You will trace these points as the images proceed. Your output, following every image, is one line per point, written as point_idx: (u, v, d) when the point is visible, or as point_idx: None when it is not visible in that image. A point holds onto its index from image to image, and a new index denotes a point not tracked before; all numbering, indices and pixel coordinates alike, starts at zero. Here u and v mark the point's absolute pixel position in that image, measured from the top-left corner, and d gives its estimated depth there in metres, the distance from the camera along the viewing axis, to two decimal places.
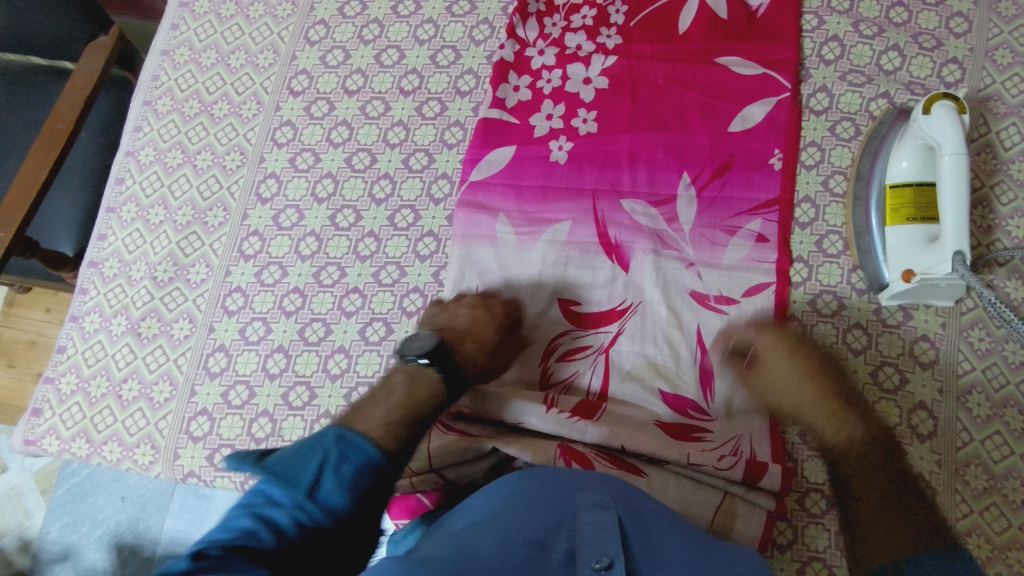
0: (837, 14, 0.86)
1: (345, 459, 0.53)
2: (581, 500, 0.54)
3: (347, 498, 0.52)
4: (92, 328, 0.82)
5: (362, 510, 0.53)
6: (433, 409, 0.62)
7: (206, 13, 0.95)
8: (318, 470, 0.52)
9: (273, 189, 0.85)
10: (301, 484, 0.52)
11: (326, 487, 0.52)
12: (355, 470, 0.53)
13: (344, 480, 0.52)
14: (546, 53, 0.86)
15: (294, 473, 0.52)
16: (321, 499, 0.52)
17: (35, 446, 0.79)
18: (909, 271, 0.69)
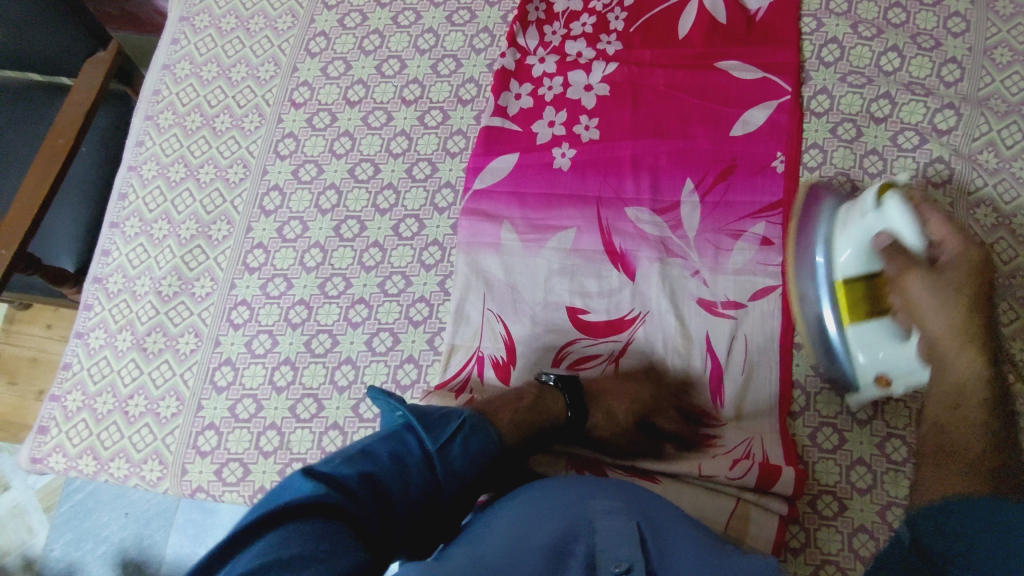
0: (836, 16, 0.86)
1: (475, 433, 0.59)
2: (593, 506, 0.54)
3: (465, 465, 0.58)
4: (97, 344, 0.82)
5: (471, 480, 0.58)
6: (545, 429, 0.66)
7: (206, 27, 0.95)
8: (452, 432, 0.58)
9: (277, 201, 0.85)
10: (437, 434, 0.58)
11: (454, 446, 0.58)
12: (480, 446, 0.59)
13: (469, 451, 0.58)
14: (546, 61, 0.87)
15: (434, 423, 0.58)
16: (447, 458, 0.57)
17: (41, 464, 0.78)
18: (882, 377, 0.66)
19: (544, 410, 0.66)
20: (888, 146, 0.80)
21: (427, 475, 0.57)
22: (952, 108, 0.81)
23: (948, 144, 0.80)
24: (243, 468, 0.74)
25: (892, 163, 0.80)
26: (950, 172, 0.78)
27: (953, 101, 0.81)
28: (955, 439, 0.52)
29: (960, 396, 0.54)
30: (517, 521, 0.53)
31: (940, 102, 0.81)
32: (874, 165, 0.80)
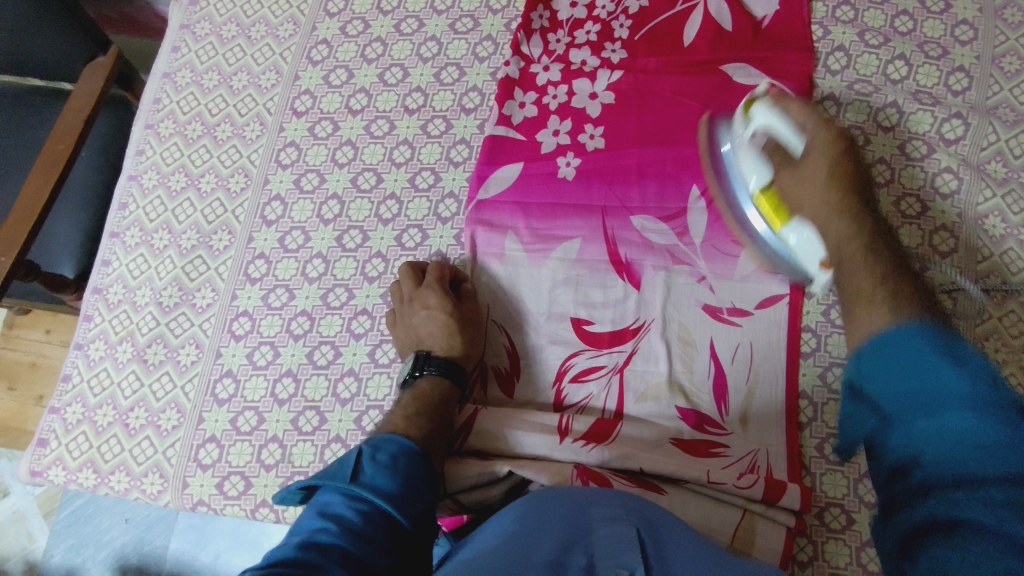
0: (842, 24, 0.86)
1: (380, 449, 0.59)
2: (594, 515, 0.53)
3: (391, 479, 0.57)
4: (98, 355, 0.81)
5: (409, 489, 0.57)
6: (439, 397, 0.69)
7: (207, 35, 0.94)
8: (357, 462, 0.58)
9: (278, 211, 0.84)
10: (345, 475, 0.56)
11: (367, 473, 0.57)
12: (391, 456, 0.59)
13: (383, 465, 0.58)
14: (550, 68, 0.86)
15: (339, 471, 0.57)
16: (366, 483, 0.56)
17: (41, 477, 0.78)
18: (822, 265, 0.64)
19: (414, 393, 0.68)
20: (896, 156, 0.80)
21: (367, 511, 0.54)
22: (959, 117, 0.80)
23: (956, 154, 0.79)
24: (245, 481, 0.73)
25: (899, 172, 0.79)
26: (957, 182, 0.78)
27: (960, 110, 0.80)
28: (862, 283, 0.55)
29: (846, 249, 0.59)
30: (520, 525, 0.53)
31: (947, 112, 0.81)
32: (881, 174, 0.79)
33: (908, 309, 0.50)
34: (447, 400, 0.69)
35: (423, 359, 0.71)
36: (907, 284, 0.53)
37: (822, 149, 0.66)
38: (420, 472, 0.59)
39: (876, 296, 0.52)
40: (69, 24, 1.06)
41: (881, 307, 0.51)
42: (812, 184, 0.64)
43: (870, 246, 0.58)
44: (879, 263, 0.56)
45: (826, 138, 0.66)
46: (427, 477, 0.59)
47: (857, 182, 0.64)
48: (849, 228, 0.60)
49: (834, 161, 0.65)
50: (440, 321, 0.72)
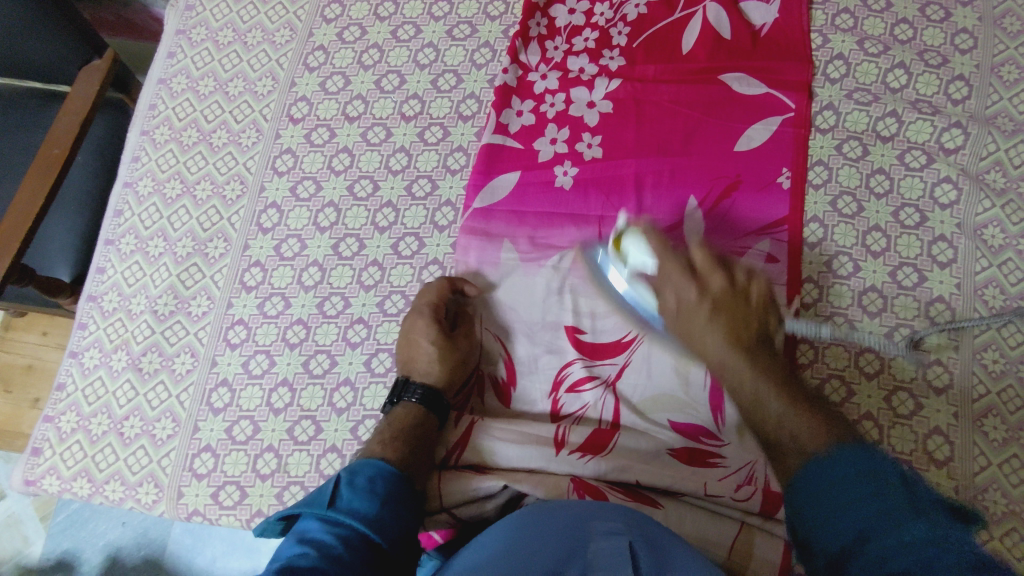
0: (842, 32, 0.85)
1: (357, 474, 0.58)
2: (593, 527, 0.53)
3: (370, 501, 0.56)
4: (92, 364, 0.80)
5: (389, 510, 0.56)
6: (418, 426, 0.67)
7: (203, 40, 0.94)
8: (334, 487, 0.57)
9: (275, 219, 0.84)
10: (322, 501, 0.55)
11: (345, 498, 0.56)
12: (369, 479, 0.58)
13: (361, 488, 0.57)
14: (548, 77, 0.85)
15: (315, 499, 0.56)
16: (344, 508, 0.55)
17: (34, 486, 0.77)
18: None
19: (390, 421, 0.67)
20: (895, 165, 0.79)
21: (346, 535, 0.53)
22: (959, 127, 0.80)
23: (955, 164, 0.79)
24: (240, 491, 0.73)
25: (898, 182, 0.79)
26: (957, 192, 0.77)
27: (960, 120, 0.80)
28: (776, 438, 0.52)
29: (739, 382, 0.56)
30: (518, 537, 0.53)
31: (947, 121, 0.80)
32: (880, 184, 0.79)
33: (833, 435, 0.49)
34: (425, 428, 0.68)
35: (401, 386, 0.70)
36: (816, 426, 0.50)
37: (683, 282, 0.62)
38: (399, 494, 0.58)
39: (791, 432, 0.51)
40: (65, 24, 1.04)
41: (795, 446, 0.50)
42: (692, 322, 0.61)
43: (771, 380, 0.55)
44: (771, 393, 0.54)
45: (698, 298, 0.61)
46: (405, 499, 0.58)
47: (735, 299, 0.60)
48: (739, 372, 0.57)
49: (712, 313, 0.59)
50: (422, 347, 0.72)
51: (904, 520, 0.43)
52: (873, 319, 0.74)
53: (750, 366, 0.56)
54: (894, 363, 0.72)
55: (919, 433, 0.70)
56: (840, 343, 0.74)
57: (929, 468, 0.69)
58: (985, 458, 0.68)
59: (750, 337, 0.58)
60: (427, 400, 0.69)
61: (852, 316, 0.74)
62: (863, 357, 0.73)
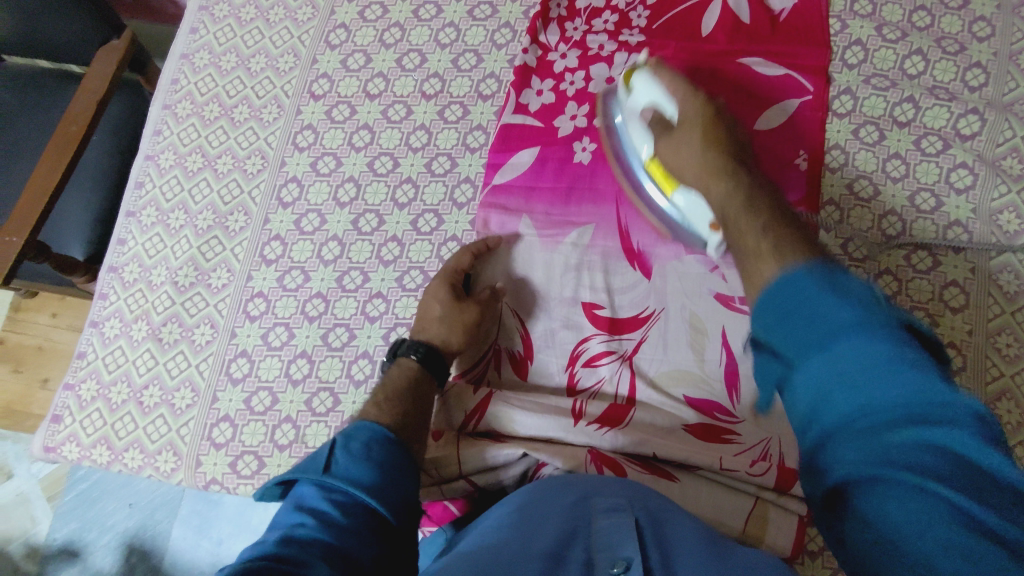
0: (861, 18, 0.86)
1: (353, 438, 0.56)
2: (596, 506, 0.53)
3: (365, 466, 0.54)
4: (113, 333, 0.81)
5: (387, 474, 0.55)
6: (409, 388, 0.67)
7: (225, 16, 0.95)
8: (330, 452, 0.55)
9: (295, 193, 0.84)
10: (318, 467, 0.54)
11: (340, 463, 0.54)
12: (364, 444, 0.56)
13: (355, 454, 0.55)
14: (568, 56, 0.86)
15: (312, 466, 0.55)
16: (339, 473, 0.53)
17: (54, 453, 0.78)
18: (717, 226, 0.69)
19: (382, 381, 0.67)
20: (912, 150, 0.80)
21: (344, 502, 0.52)
22: (976, 113, 0.80)
23: (972, 150, 0.79)
24: (258, 460, 0.74)
25: (914, 167, 0.79)
26: (973, 177, 0.78)
27: (977, 106, 0.81)
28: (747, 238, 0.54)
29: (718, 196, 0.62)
30: (520, 515, 0.53)
31: (964, 107, 0.81)
32: (897, 169, 0.79)
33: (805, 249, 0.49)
34: (418, 386, 0.68)
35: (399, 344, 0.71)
36: (780, 234, 0.52)
37: (690, 119, 0.70)
38: (397, 457, 0.56)
39: (773, 243, 0.51)
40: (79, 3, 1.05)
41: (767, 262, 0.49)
42: (687, 149, 0.68)
43: (747, 201, 0.59)
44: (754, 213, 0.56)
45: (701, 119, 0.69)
46: (403, 464, 0.56)
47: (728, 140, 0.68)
48: (717, 189, 0.63)
49: (701, 135, 0.68)
50: (428, 304, 0.73)
51: (872, 346, 0.40)
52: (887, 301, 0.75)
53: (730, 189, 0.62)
54: None
55: None
56: None
57: None
58: None
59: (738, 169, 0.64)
60: (423, 358, 0.69)
61: None
62: None
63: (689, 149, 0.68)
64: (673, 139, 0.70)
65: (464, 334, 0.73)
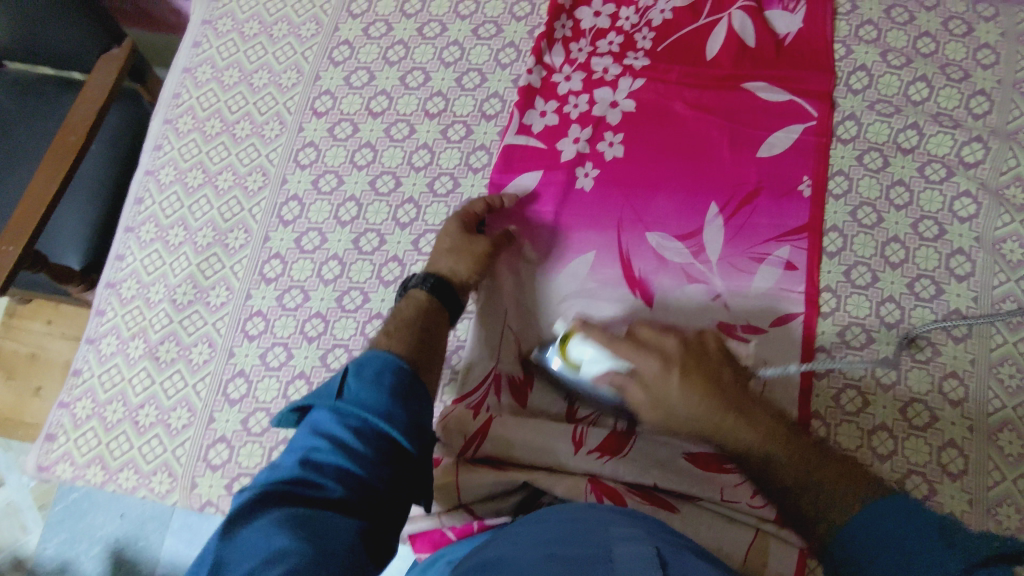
0: (865, 43, 0.86)
1: (363, 365, 0.58)
2: (615, 534, 0.52)
3: (375, 393, 0.56)
4: (109, 351, 0.80)
5: (397, 399, 0.57)
6: (426, 319, 0.68)
7: (228, 31, 0.94)
8: (341, 378, 0.58)
9: (296, 211, 0.84)
10: (330, 393, 0.57)
11: (350, 389, 0.57)
12: (374, 371, 0.58)
13: (366, 379, 0.57)
14: (572, 78, 0.86)
15: (326, 392, 0.58)
16: (349, 399, 0.57)
17: (48, 472, 0.77)
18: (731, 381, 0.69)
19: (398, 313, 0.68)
20: (915, 178, 0.80)
21: (356, 427, 0.55)
22: (979, 141, 0.80)
23: (975, 178, 0.79)
24: None
25: (918, 195, 0.79)
26: (976, 206, 0.78)
27: (980, 134, 0.81)
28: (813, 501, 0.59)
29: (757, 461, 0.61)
30: (546, 540, 0.52)
31: (968, 135, 0.81)
32: (900, 196, 0.79)
33: (854, 489, 0.58)
34: (431, 317, 0.69)
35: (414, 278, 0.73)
36: (829, 471, 0.59)
37: (660, 378, 0.62)
38: (409, 386, 0.58)
39: (830, 502, 0.58)
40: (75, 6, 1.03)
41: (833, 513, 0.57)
42: (680, 410, 0.62)
43: (782, 445, 0.61)
44: (787, 460, 0.60)
45: (663, 368, 0.63)
46: (414, 390, 0.58)
47: (712, 375, 0.63)
48: (757, 440, 0.61)
49: (683, 381, 0.62)
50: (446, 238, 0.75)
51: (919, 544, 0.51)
52: (890, 330, 0.74)
53: (762, 443, 0.61)
54: (910, 374, 0.72)
55: (935, 445, 0.70)
56: (857, 352, 0.74)
57: (942, 481, 0.69)
58: (1000, 473, 0.69)
59: (732, 397, 0.62)
60: (434, 289, 0.70)
61: (870, 326, 0.75)
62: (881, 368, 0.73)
63: (686, 412, 0.62)
64: (661, 410, 0.63)
65: (474, 265, 0.74)
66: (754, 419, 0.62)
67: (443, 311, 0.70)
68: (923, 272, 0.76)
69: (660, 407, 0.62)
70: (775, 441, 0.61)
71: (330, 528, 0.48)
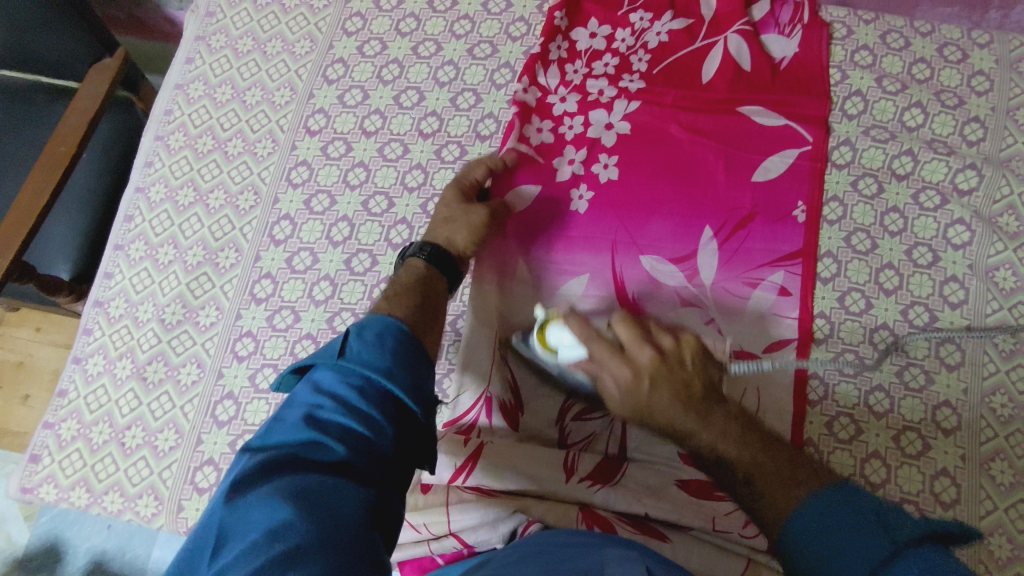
0: (861, 69, 0.86)
1: (366, 327, 0.57)
2: (608, 553, 0.50)
3: (379, 352, 0.55)
4: (96, 371, 0.79)
5: (401, 358, 0.55)
6: (425, 285, 0.68)
7: (222, 47, 0.93)
8: (343, 338, 0.56)
9: (288, 231, 0.83)
10: (332, 352, 0.55)
11: (353, 348, 0.55)
12: (378, 331, 0.56)
13: (370, 339, 0.55)
14: (567, 98, 0.85)
15: (329, 351, 0.56)
16: (353, 358, 0.54)
17: (31, 494, 0.76)
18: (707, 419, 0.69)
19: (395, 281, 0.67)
20: (909, 205, 0.80)
21: (360, 385, 0.53)
22: (974, 168, 0.80)
23: (969, 205, 0.79)
24: None
25: (912, 221, 0.79)
26: (970, 234, 0.78)
27: (975, 162, 0.81)
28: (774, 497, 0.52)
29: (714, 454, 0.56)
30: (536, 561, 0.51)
31: (962, 162, 0.81)
32: (895, 223, 0.79)
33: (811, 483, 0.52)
34: (428, 282, 0.69)
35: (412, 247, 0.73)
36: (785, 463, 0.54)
37: (633, 367, 0.59)
38: (412, 347, 0.57)
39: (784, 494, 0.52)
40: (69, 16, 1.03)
41: (776, 498, 0.52)
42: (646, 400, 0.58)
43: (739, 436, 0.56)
44: (744, 450, 0.55)
45: (633, 380, 0.59)
46: (417, 353, 0.57)
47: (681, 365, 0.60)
48: (718, 430, 0.56)
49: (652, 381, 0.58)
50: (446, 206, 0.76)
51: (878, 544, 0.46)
52: (884, 357, 0.74)
53: (716, 434, 0.56)
54: (903, 403, 0.72)
55: (927, 474, 0.70)
56: (850, 380, 0.73)
57: (935, 510, 0.69)
58: (991, 503, 0.68)
59: (700, 398, 0.58)
60: (432, 257, 0.71)
61: (863, 353, 0.74)
62: (873, 396, 0.73)
63: (649, 404, 0.58)
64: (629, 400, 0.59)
65: (471, 235, 0.75)
66: (718, 410, 0.57)
67: (442, 278, 0.71)
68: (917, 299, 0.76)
69: (622, 395, 0.59)
70: (737, 433, 0.56)
71: (341, 496, 0.45)
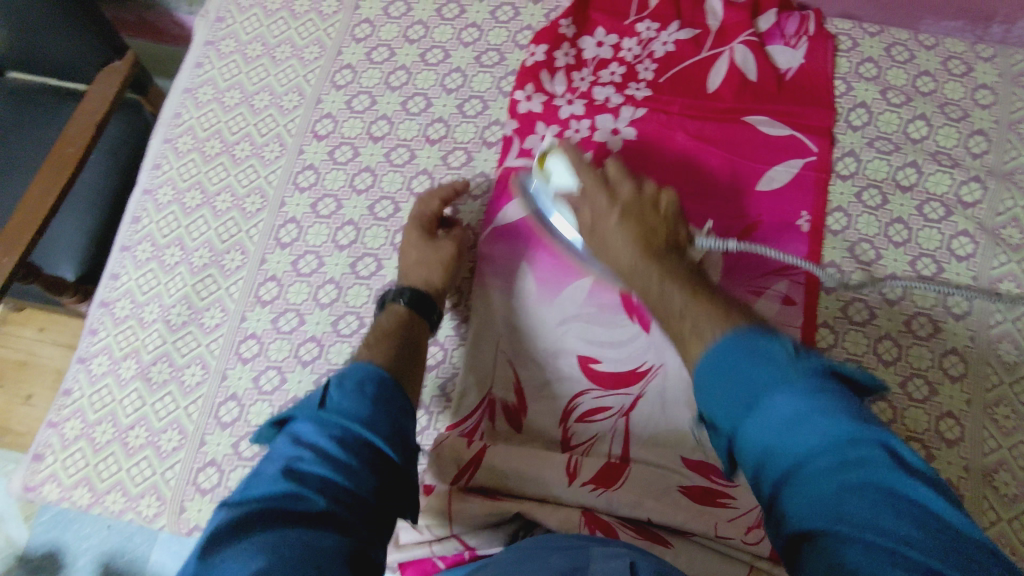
0: (866, 81, 0.86)
1: (347, 376, 0.57)
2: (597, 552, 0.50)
3: (359, 403, 0.55)
4: (100, 371, 0.80)
5: (381, 409, 0.56)
6: (405, 331, 0.68)
7: (231, 52, 0.94)
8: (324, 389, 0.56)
9: (294, 233, 0.83)
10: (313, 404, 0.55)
11: (333, 399, 0.55)
12: (357, 381, 0.57)
13: (351, 390, 0.56)
14: (574, 104, 0.86)
15: (308, 403, 0.56)
16: (333, 409, 0.55)
17: (34, 492, 0.76)
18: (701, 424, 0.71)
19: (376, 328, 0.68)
20: (914, 216, 0.80)
21: (339, 435, 0.53)
22: (977, 181, 0.81)
23: (973, 217, 0.80)
24: None
25: (917, 232, 0.79)
26: (974, 245, 0.78)
27: (978, 174, 0.81)
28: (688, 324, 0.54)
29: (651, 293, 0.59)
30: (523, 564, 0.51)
31: (966, 175, 0.81)
32: (899, 233, 0.79)
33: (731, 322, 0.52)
34: (408, 326, 0.69)
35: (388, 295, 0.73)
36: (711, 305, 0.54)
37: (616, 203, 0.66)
38: (392, 396, 0.57)
39: (694, 326, 0.53)
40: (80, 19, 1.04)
41: (694, 329, 0.53)
42: (612, 237, 0.65)
43: (674, 280, 0.58)
44: (677, 292, 0.57)
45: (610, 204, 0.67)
46: (397, 401, 0.57)
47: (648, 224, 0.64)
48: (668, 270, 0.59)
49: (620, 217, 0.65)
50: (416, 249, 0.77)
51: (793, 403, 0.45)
52: (888, 367, 0.74)
53: (662, 272, 0.59)
54: (906, 414, 0.72)
55: None
56: None
57: None
58: (994, 513, 0.68)
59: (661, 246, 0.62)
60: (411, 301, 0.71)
61: (867, 363, 0.74)
62: (877, 406, 0.73)
63: (615, 241, 0.64)
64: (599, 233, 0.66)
65: (445, 272, 0.76)
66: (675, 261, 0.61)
67: (422, 320, 0.71)
68: (921, 309, 0.76)
69: (593, 224, 0.67)
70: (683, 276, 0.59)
71: (317, 545, 0.45)
